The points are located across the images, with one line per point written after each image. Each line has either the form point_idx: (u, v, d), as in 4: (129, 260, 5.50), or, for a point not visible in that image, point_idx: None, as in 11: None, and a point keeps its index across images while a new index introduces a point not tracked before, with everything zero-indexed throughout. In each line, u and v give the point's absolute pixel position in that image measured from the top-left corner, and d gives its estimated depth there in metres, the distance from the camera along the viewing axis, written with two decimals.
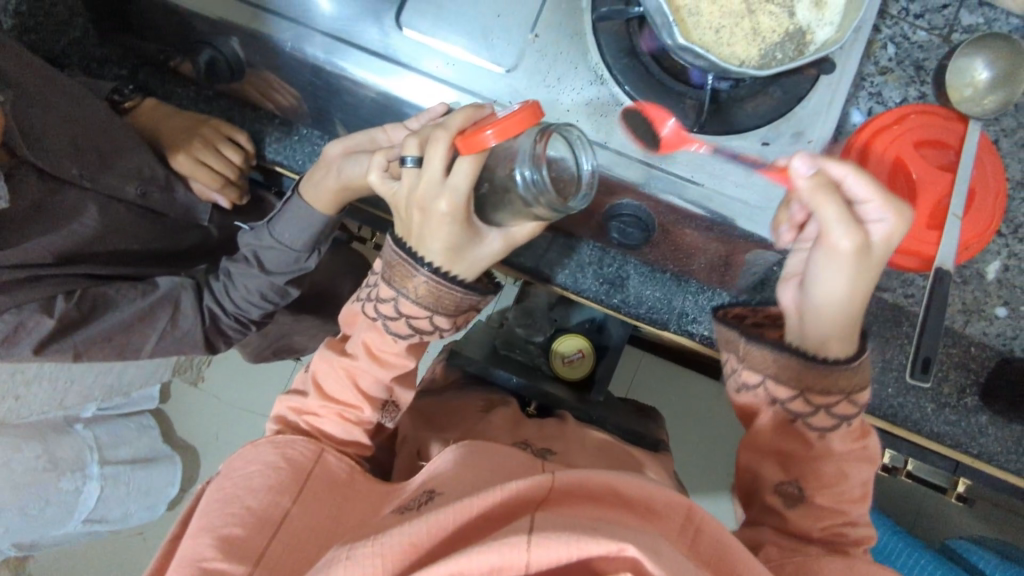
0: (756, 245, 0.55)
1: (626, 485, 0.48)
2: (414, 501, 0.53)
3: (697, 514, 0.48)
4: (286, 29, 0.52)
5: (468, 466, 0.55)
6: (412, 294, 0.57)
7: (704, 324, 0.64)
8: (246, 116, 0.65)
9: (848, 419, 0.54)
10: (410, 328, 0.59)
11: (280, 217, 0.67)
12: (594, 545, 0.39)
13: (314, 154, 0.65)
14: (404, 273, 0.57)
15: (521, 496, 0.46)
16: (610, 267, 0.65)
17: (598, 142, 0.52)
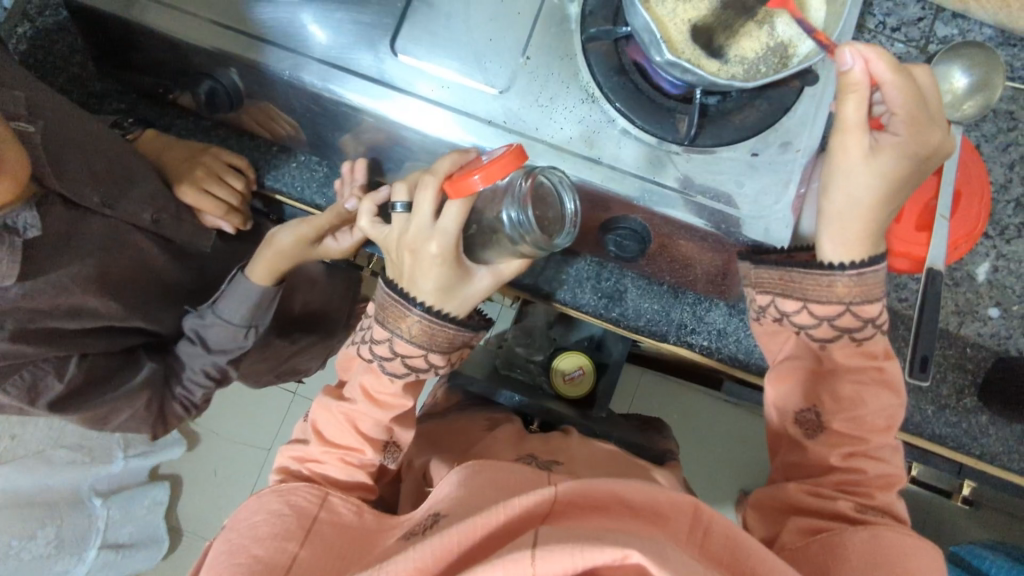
0: (752, 254, 0.55)
1: (630, 492, 0.48)
2: (420, 526, 0.53)
3: (703, 511, 0.48)
4: (285, 58, 0.53)
5: (472, 487, 0.55)
6: (406, 334, 0.57)
7: (703, 334, 0.65)
8: (244, 145, 0.67)
9: (850, 333, 0.55)
10: (404, 367, 0.59)
11: (222, 296, 0.71)
12: (599, 554, 0.39)
13: (314, 180, 0.67)
14: (397, 313, 0.57)
15: (525, 512, 0.45)
16: (608, 281, 0.66)
17: (592, 159, 0.53)
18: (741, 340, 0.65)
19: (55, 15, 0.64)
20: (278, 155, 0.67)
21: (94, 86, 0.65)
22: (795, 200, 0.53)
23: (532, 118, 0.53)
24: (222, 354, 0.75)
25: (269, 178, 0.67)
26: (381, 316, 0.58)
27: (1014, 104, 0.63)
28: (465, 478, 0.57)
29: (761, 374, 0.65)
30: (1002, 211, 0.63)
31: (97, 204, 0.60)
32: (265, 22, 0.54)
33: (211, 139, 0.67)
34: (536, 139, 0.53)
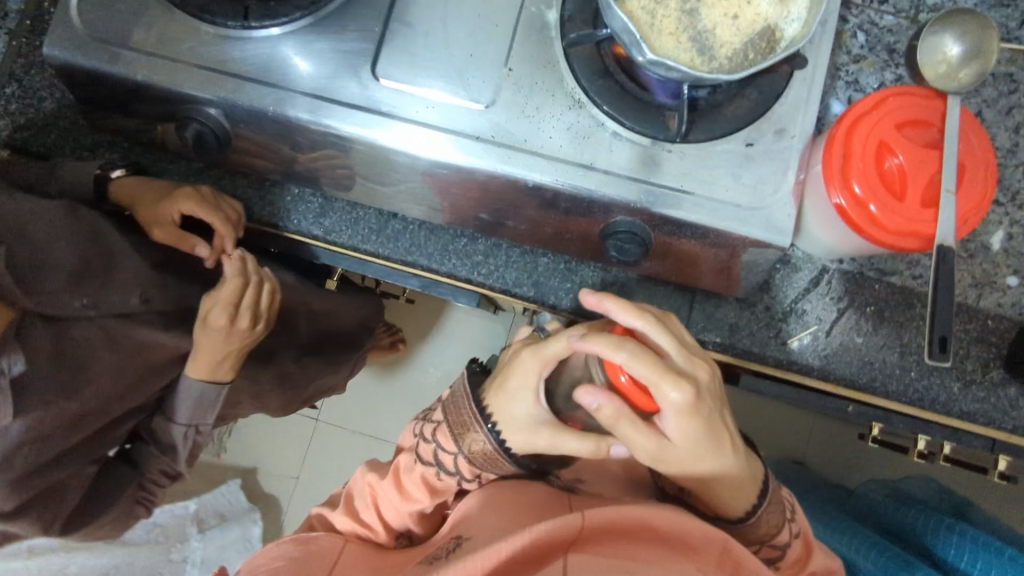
0: (754, 245, 0.53)
1: (660, 518, 0.47)
2: (443, 549, 0.53)
3: (733, 546, 0.46)
4: (267, 94, 0.53)
5: (493, 507, 0.55)
6: (466, 449, 0.57)
7: (714, 330, 0.62)
8: (236, 183, 0.65)
9: (774, 563, 0.55)
10: (458, 471, 0.59)
11: (177, 400, 0.76)
12: None
13: (309, 213, 0.64)
14: (466, 424, 0.56)
15: (552, 539, 0.44)
16: (614, 286, 0.63)
17: (585, 165, 0.53)
18: (755, 333, 0.62)
19: (41, 72, 0.64)
20: (272, 191, 0.65)
21: (83, 139, 0.65)
22: (796, 186, 0.53)
23: (521, 129, 0.53)
24: (177, 452, 0.80)
25: (265, 211, 0.65)
26: (451, 417, 0.57)
27: (1014, 66, 0.61)
28: (487, 500, 0.56)
29: (780, 366, 0.62)
30: (1012, 175, 0.61)
31: (80, 307, 0.65)
32: (245, 59, 0.54)
33: (205, 180, 0.65)
34: (527, 150, 0.52)
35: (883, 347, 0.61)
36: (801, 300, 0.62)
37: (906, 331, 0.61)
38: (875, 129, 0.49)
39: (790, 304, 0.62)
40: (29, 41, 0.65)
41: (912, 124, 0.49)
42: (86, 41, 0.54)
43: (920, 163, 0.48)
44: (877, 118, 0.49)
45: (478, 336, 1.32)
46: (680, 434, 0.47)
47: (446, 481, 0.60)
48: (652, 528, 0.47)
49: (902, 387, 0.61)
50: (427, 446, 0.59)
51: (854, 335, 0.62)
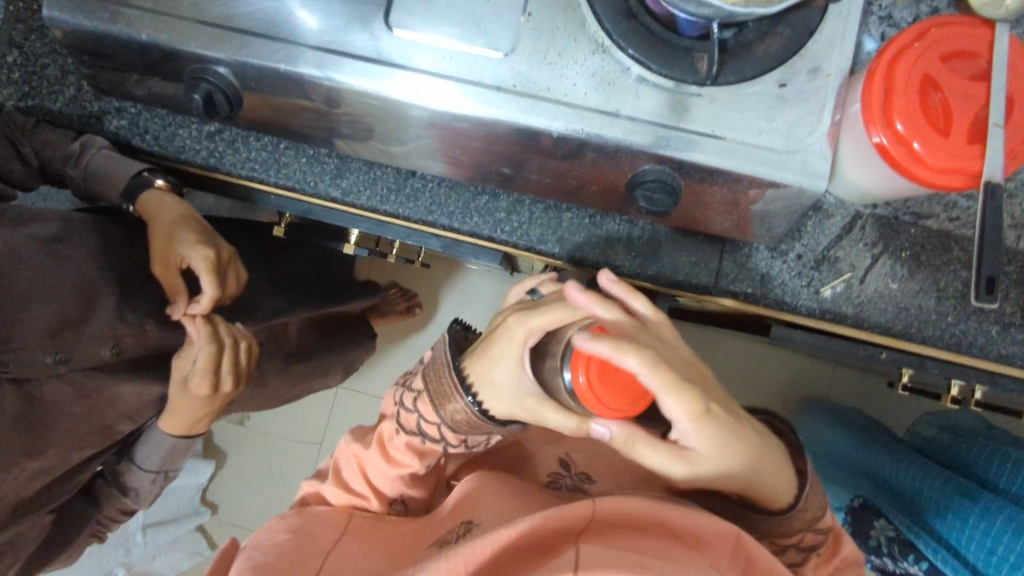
0: (780, 188, 0.51)
1: (671, 513, 0.46)
2: (454, 534, 0.52)
3: (746, 540, 0.45)
4: (277, 50, 0.51)
5: (500, 502, 0.54)
6: (448, 418, 0.57)
7: (745, 281, 0.61)
8: (249, 146, 0.62)
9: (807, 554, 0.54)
10: (443, 438, 0.59)
11: (145, 443, 0.82)
12: None
13: (325, 174, 0.62)
14: (444, 388, 0.56)
15: (559, 526, 0.45)
16: (640, 240, 0.61)
17: (610, 112, 0.50)
18: (786, 282, 0.61)
19: (40, 39, 0.62)
20: (285, 152, 0.62)
21: (90, 106, 0.63)
22: (831, 127, 0.51)
23: (542, 78, 0.51)
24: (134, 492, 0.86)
25: (277, 174, 0.62)
26: (431, 388, 0.57)
27: None
28: (492, 492, 0.56)
29: (812, 315, 0.61)
30: None
31: (52, 362, 0.68)
32: (250, 14, 0.51)
33: (215, 144, 0.62)
34: (550, 99, 0.50)
35: (919, 292, 0.60)
36: (834, 247, 0.60)
37: (943, 276, 0.60)
38: (917, 63, 0.46)
39: (822, 251, 0.60)
40: (27, 5, 0.63)
41: (957, 55, 0.46)
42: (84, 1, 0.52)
43: (965, 97, 0.46)
44: (919, 52, 0.46)
45: (495, 299, 1.31)
46: (649, 444, 0.46)
47: (433, 446, 0.60)
48: (666, 525, 0.46)
49: (938, 331, 0.60)
50: (409, 415, 0.59)
51: (889, 282, 0.60)
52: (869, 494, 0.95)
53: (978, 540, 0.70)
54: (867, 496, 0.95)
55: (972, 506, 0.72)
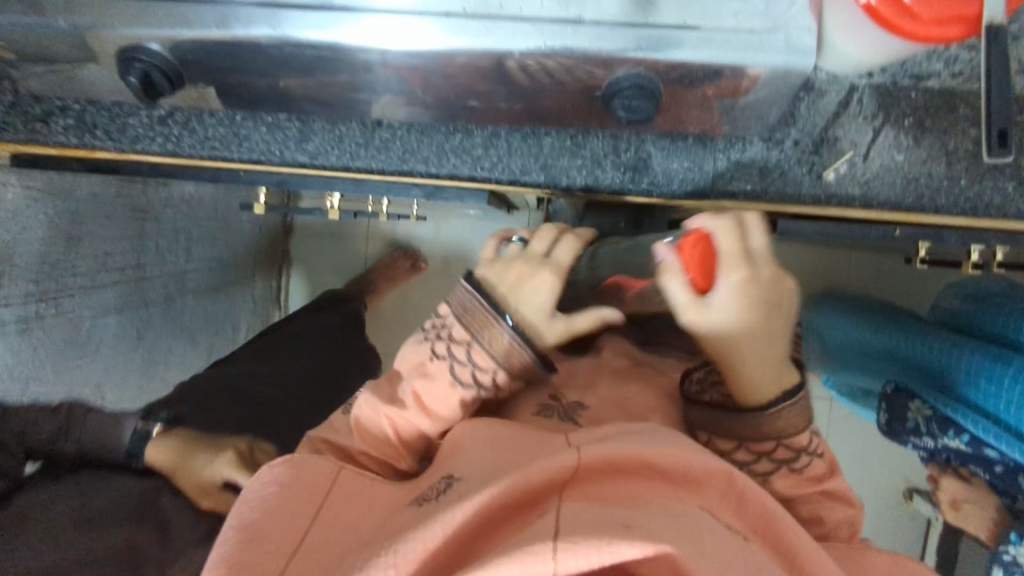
0: (764, 75, 0.48)
1: (660, 455, 0.44)
2: (432, 491, 0.46)
3: (737, 477, 0.45)
4: (208, 13, 0.47)
5: (484, 441, 0.50)
6: (503, 361, 0.53)
7: (744, 178, 0.58)
8: (205, 124, 0.58)
9: (809, 474, 0.52)
10: (495, 387, 0.55)
11: None
12: (629, 550, 0.34)
13: (288, 141, 0.58)
14: (487, 323, 0.53)
15: (545, 479, 0.41)
16: (628, 153, 0.58)
17: (572, 20, 0.47)
18: (787, 173, 0.58)
19: None
20: (244, 124, 0.58)
21: (32, 109, 0.57)
22: None
23: None
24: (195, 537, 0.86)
25: (240, 149, 0.59)
26: (475, 327, 0.54)
27: None
28: (477, 438, 0.51)
29: (818, 202, 0.59)
30: None
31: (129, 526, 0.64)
32: None
33: (171, 128, 0.58)
34: (504, 17, 0.47)
35: (927, 159, 0.57)
36: (833, 126, 0.57)
37: (951, 137, 0.56)
38: None
39: (821, 133, 0.57)
40: None
41: None
42: None
43: None
44: None
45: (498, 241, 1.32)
46: (735, 315, 0.47)
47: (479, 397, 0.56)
48: (652, 466, 0.44)
49: (951, 198, 0.57)
50: (456, 367, 0.54)
51: (895, 153, 0.57)
52: (903, 377, 0.91)
53: (1015, 403, 0.70)
54: (900, 378, 0.91)
55: (1005, 370, 0.71)
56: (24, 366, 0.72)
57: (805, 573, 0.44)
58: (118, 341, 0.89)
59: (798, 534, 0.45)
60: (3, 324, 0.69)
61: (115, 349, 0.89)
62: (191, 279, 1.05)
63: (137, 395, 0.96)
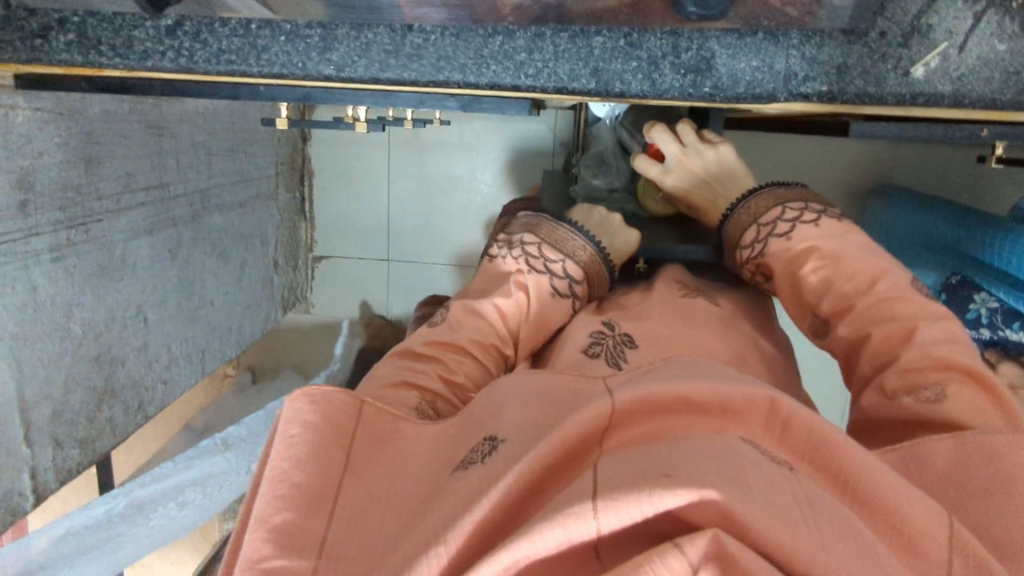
0: None
1: (696, 389, 0.41)
2: (476, 454, 0.44)
3: (781, 401, 0.40)
4: None
5: (515, 397, 0.48)
6: (570, 254, 0.69)
7: (819, 78, 0.51)
8: (219, 35, 0.51)
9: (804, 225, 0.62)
10: (571, 292, 0.68)
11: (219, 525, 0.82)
12: (669, 499, 0.30)
13: (312, 50, 0.51)
14: (555, 229, 0.70)
15: (581, 432, 0.39)
16: (689, 52, 0.51)
17: None
18: (869, 70, 0.51)
19: None
20: (261, 32, 0.51)
21: (26, 24, 0.51)
22: None
23: None
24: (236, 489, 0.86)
25: (260, 63, 0.52)
26: (546, 232, 0.70)
27: None
28: (507, 394, 0.49)
29: (902, 103, 0.52)
30: None
31: None
32: None
33: (183, 40, 0.51)
34: None
35: None
36: (926, 13, 0.50)
37: None
38: None
39: (912, 22, 0.50)
40: None
41: None
42: None
43: None
44: None
45: (526, 146, 1.27)
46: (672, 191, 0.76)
47: (554, 292, 0.67)
48: (688, 400, 0.40)
49: None
50: (535, 261, 0.68)
51: (996, 43, 0.50)
52: (968, 272, 0.89)
53: None
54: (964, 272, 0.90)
55: None
56: (63, 293, 0.72)
57: (879, 510, 0.36)
58: (152, 262, 0.87)
59: (862, 456, 0.38)
60: (37, 253, 0.67)
61: (150, 270, 0.87)
62: (215, 194, 1.02)
63: (177, 314, 0.96)
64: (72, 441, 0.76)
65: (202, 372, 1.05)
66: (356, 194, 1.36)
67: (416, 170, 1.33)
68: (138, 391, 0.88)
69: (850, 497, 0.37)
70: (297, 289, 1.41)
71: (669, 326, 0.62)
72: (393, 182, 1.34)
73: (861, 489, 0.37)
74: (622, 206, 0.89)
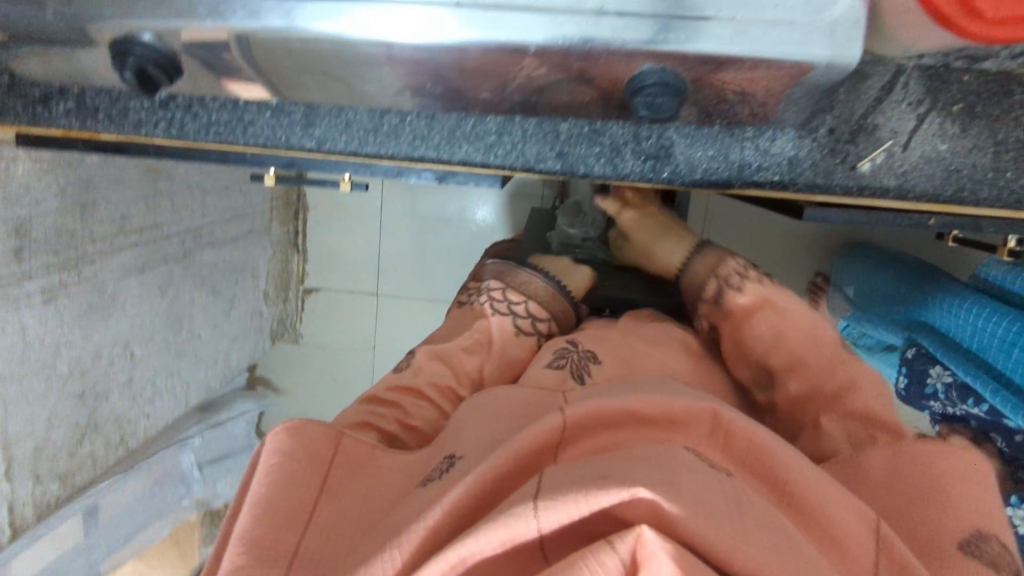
0: (798, 76, 0.44)
1: (641, 403, 0.44)
2: (436, 472, 0.46)
3: (723, 413, 0.44)
4: (201, 3, 0.44)
5: (481, 419, 0.51)
6: (533, 295, 0.74)
7: (772, 167, 0.55)
8: (209, 109, 0.55)
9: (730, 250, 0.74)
10: (535, 330, 0.71)
11: None
12: (604, 497, 0.32)
13: (294, 126, 0.55)
14: (519, 275, 0.76)
15: (534, 445, 0.42)
16: (648, 140, 0.55)
17: (592, 11, 0.42)
18: (819, 163, 0.54)
19: None
20: (248, 108, 0.55)
21: (31, 93, 0.55)
22: None
23: None
24: None
25: (246, 135, 0.56)
26: (510, 278, 0.75)
27: None
28: (474, 416, 0.52)
29: (849, 194, 0.55)
30: None
31: None
32: None
33: (173, 112, 0.56)
34: (518, 8, 0.43)
35: (973, 150, 0.53)
36: (872, 113, 0.53)
37: (1001, 125, 0.52)
38: None
39: (858, 120, 0.53)
40: None
41: None
42: None
43: None
44: None
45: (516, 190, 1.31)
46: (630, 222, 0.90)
47: (518, 330, 0.70)
48: (639, 415, 0.44)
49: (995, 191, 0.53)
50: (500, 303, 0.72)
51: (938, 144, 0.53)
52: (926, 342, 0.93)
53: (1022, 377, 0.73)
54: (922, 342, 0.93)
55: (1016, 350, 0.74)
56: (53, 332, 0.75)
57: (810, 512, 0.40)
58: (141, 299, 0.90)
59: (794, 463, 0.42)
60: (28, 296, 0.70)
61: (138, 308, 0.90)
62: (207, 232, 1.05)
63: (164, 349, 0.98)
64: (51, 475, 0.80)
65: (184, 404, 1.09)
66: (349, 229, 1.39)
67: (408, 209, 1.36)
68: (120, 424, 0.92)
69: (786, 504, 0.41)
70: (288, 320, 1.44)
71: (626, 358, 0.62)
72: (385, 219, 1.37)
73: (797, 495, 0.41)
74: (594, 254, 0.96)
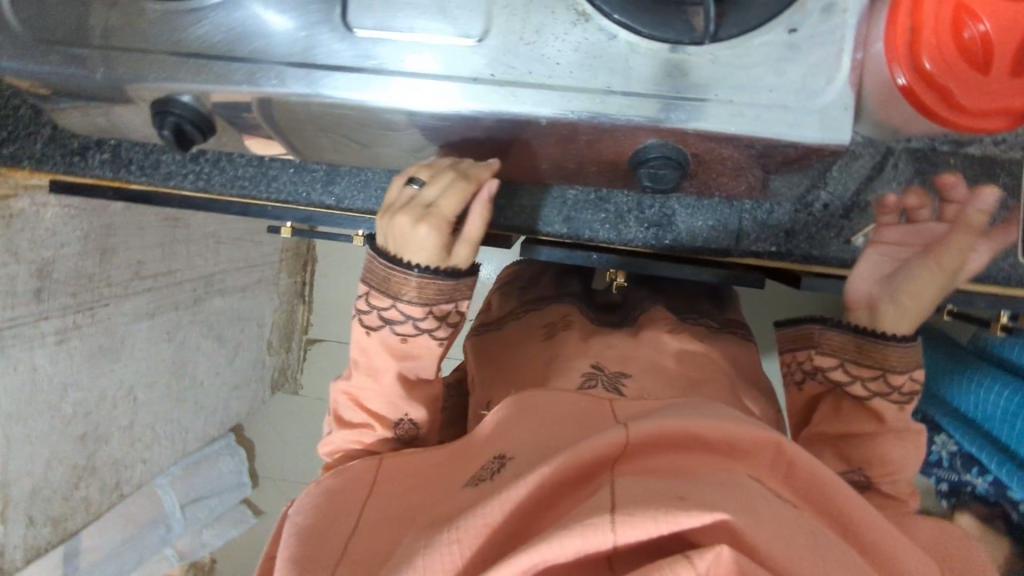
0: (796, 155, 0.46)
1: (708, 425, 0.41)
2: (486, 470, 0.44)
3: (787, 445, 0.41)
4: (237, 70, 0.47)
5: (522, 418, 0.47)
6: (396, 298, 0.55)
7: (768, 238, 0.57)
8: (237, 164, 0.60)
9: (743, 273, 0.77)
10: (419, 331, 0.56)
11: None
12: (687, 519, 0.31)
13: (314, 182, 0.59)
14: (386, 278, 0.55)
15: (596, 452, 0.38)
16: (652, 209, 0.58)
17: (599, 90, 0.46)
18: (814, 235, 0.57)
19: None
20: (273, 164, 0.59)
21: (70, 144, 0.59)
22: (854, 70, 0.45)
23: (521, 61, 0.46)
24: None
25: (268, 189, 0.60)
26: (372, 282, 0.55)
27: None
28: (511, 415, 0.49)
29: (844, 266, 0.57)
30: None
31: None
32: (205, 36, 0.48)
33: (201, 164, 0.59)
34: (531, 84, 0.46)
35: None
36: (864, 191, 0.56)
37: None
38: None
39: (852, 197, 0.56)
40: None
41: None
42: (37, 44, 0.49)
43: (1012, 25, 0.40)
44: None
45: None
46: None
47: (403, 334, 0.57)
48: (703, 436, 0.41)
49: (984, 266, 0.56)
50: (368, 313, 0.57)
51: None
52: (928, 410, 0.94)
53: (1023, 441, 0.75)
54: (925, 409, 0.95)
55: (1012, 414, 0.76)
56: (62, 373, 0.76)
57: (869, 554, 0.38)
58: (150, 343, 0.91)
59: (857, 501, 0.40)
60: (42, 335, 0.72)
61: (145, 351, 0.91)
62: (219, 280, 1.07)
63: (166, 393, 0.99)
64: (45, 518, 0.80)
65: (179, 451, 1.08)
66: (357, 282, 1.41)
67: None
68: (117, 468, 0.92)
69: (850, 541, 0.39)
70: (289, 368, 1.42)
71: (659, 373, 0.58)
72: None
73: (860, 533, 0.39)
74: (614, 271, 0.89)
